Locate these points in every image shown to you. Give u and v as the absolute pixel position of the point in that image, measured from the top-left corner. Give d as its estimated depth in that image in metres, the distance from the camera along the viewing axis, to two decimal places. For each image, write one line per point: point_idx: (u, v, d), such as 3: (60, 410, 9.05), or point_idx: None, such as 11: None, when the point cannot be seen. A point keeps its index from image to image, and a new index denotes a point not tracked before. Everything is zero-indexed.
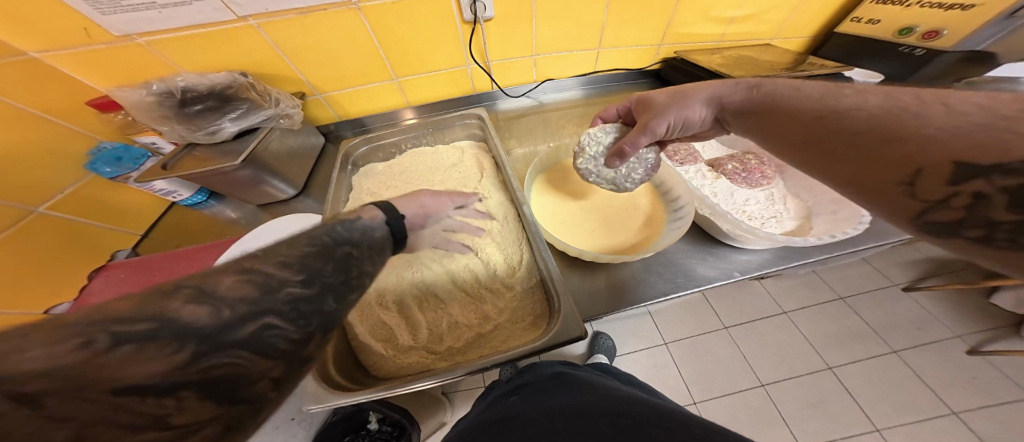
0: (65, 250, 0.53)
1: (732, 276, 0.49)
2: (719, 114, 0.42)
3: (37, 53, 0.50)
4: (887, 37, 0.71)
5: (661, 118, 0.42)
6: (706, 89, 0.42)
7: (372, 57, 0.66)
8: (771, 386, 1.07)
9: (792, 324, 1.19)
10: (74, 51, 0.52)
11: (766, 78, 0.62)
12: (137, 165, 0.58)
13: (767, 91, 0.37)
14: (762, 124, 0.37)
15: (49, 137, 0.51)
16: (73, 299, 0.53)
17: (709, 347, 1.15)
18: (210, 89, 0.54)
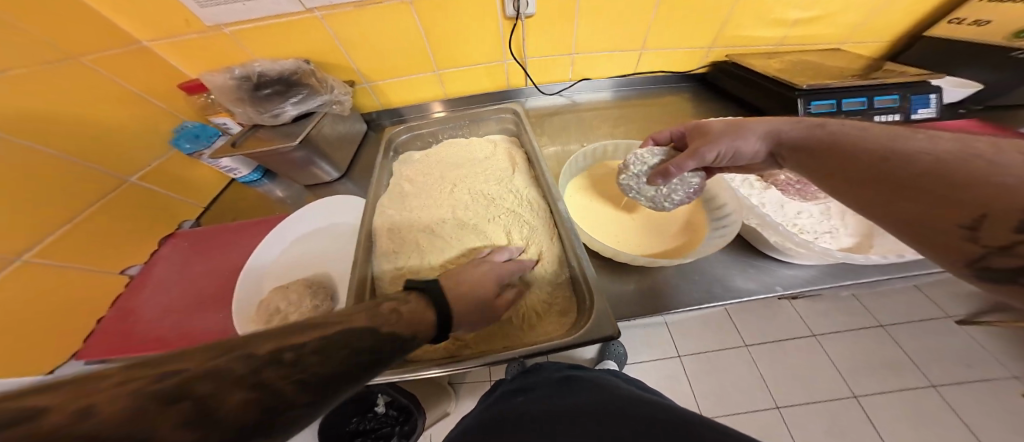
0: (143, 219, 0.59)
1: (775, 290, 0.46)
2: (773, 149, 0.39)
3: (146, 42, 0.59)
4: (995, 40, 0.61)
5: (711, 145, 0.40)
6: (765, 123, 0.39)
7: (418, 50, 0.69)
8: (787, 410, 1.00)
9: (821, 348, 1.09)
10: (175, 40, 0.60)
11: (833, 84, 0.57)
12: (210, 143, 0.64)
13: (830, 131, 0.34)
14: (813, 163, 0.34)
15: (143, 114, 0.59)
16: (142, 263, 0.58)
17: (727, 364, 1.08)
18: (279, 75, 0.61)
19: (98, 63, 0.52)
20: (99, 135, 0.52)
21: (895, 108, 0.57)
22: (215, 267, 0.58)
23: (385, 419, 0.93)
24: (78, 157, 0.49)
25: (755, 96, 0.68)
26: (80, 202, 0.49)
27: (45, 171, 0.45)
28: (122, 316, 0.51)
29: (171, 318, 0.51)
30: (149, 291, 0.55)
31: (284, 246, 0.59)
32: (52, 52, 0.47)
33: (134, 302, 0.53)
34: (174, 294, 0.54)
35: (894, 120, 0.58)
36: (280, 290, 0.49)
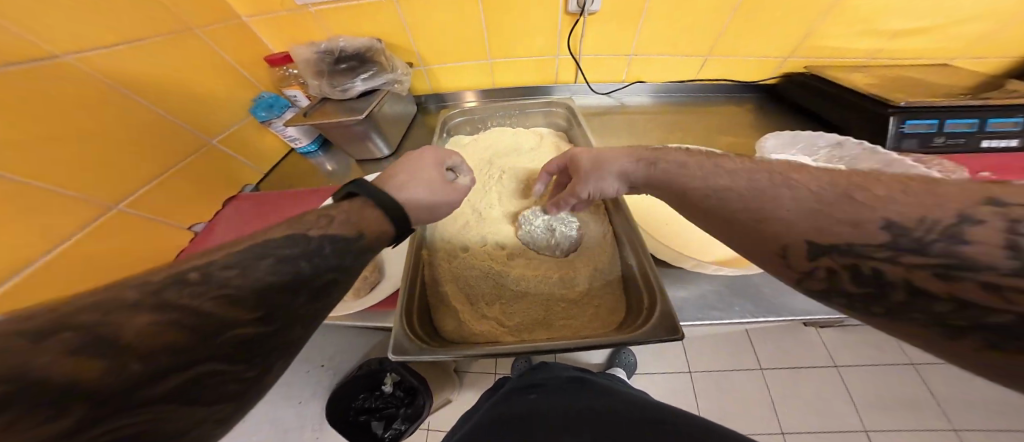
0: (216, 180, 0.64)
1: (839, 314, 0.42)
2: (634, 177, 0.35)
3: (247, 18, 0.66)
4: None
5: (589, 164, 0.38)
6: (617, 159, 0.36)
7: (480, 38, 0.70)
8: (793, 437, 0.91)
9: (838, 379, 0.98)
10: (269, 17, 0.66)
11: (944, 101, 0.50)
12: (281, 113, 0.69)
13: (671, 168, 0.31)
14: (667, 198, 0.32)
15: (231, 83, 0.65)
16: (207, 221, 0.61)
17: (738, 386, 1.00)
18: (355, 51, 0.65)
19: (206, 35, 0.59)
20: (189, 101, 0.57)
21: (1016, 133, 0.52)
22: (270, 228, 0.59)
23: (390, 400, 0.95)
24: (175, 115, 0.55)
25: (836, 110, 0.62)
26: (169, 160, 0.54)
27: (141, 124, 0.50)
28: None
29: None
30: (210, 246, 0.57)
31: None
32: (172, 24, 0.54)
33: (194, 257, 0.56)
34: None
35: (1009, 146, 0.53)
36: None
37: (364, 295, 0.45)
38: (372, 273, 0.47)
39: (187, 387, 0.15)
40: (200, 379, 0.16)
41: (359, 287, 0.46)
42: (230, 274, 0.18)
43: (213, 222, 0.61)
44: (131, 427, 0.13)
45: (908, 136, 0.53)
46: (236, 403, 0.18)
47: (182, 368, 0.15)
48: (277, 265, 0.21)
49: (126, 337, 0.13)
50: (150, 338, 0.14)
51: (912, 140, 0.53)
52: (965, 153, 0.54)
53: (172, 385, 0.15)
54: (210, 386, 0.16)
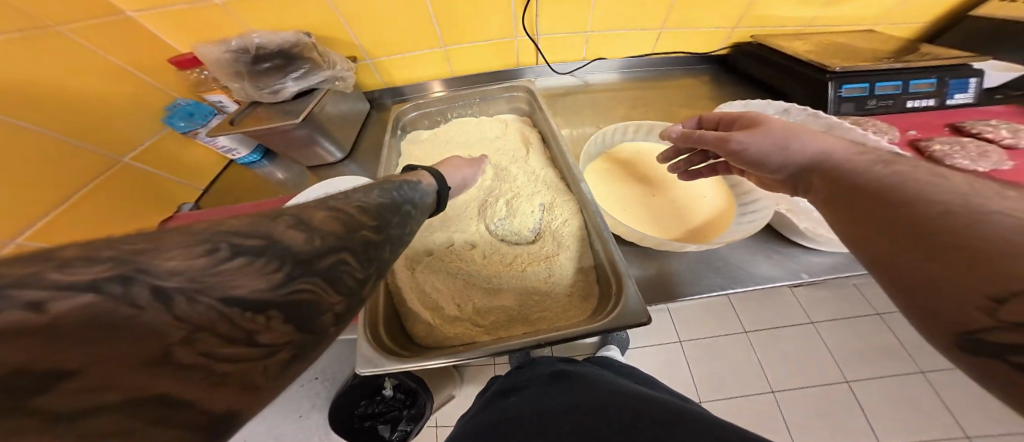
0: (140, 202, 0.56)
1: (798, 277, 0.45)
2: (800, 172, 0.33)
3: (133, 13, 0.55)
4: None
5: (754, 140, 0.35)
6: (817, 141, 0.32)
7: (425, 24, 0.64)
8: (782, 393, 1.02)
9: (817, 335, 1.10)
10: (166, 11, 0.56)
11: (862, 68, 0.55)
12: (206, 122, 0.61)
13: (876, 171, 0.27)
14: (829, 196, 0.29)
15: (133, 90, 0.56)
16: None
17: (724, 350, 1.10)
18: (278, 48, 0.58)
19: (79, 33, 0.49)
20: (77, 114, 0.48)
21: (931, 93, 0.58)
22: None
23: (393, 403, 0.92)
24: (66, 135, 0.47)
25: (779, 79, 0.65)
26: (67, 186, 0.46)
27: (21, 148, 0.42)
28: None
29: None
30: None
31: None
32: (29, 22, 0.44)
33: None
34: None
35: (928, 105, 0.59)
36: None
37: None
38: None
39: (337, 268, 0.19)
40: (302, 292, 0.17)
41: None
42: (292, 228, 0.18)
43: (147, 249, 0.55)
44: (257, 317, 0.14)
45: (846, 100, 0.57)
46: (362, 300, 0.21)
47: (290, 274, 0.16)
48: (348, 211, 0.23)
49: (229, 254, 0.15)
50: (254, 264, 0.15)
51: (850, 103, 0.57)
52: (892, 113, 0.59)
53: (284, 290, 0.16)
54: (310, 300, 0.17)
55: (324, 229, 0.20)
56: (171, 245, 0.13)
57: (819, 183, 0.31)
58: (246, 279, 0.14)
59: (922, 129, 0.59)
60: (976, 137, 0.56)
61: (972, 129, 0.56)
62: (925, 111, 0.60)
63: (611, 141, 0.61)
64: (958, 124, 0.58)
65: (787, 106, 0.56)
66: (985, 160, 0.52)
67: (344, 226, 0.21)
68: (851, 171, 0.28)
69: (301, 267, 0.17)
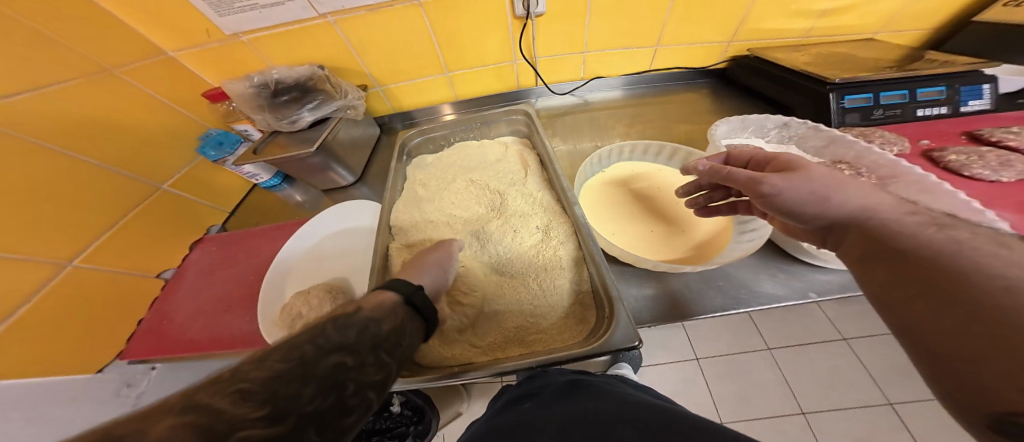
0: (177, 223, 0.61)
1: (807, 297, 0.44)
2: (836, 223, 0.30)
3: (173, 52, 0.61)
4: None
5: (789, 186, 0.31)
6: (860, 195, 0.29)
7: (428, 52, 0.69)
8: (814, 416, 0.94)
9: (850, 352, 1.02)
10: (198, 49, 0.62)
11: (865, 78, 0.55)
12: (233, 150, 0.66)
13: (925, 236, 0.23)
14: (874, 256, 0.26)
15: (173, 123, 0.61)
16: (176, 267, 0.60)
17: (746, 367, 1.04)
18: (295, 81, 0.63)
19: (129, 75, 0.55)
20: (129, 145, 0.54)
21: (942, 101, 0.57)
22: (242, 271, 0.59)
23: (400, 419, 0.91)
24: (118, 168, 0.52)
25: (781, 90, 0.64)
26: (121, 211, 0.52)
27: (85, 176, 0.47)
28: (158, 319, 0.52)
29: (202, 320, 0.52)
30: (182, 294, 0.56)
31: (307, 247, 0.60)
32: (90, 65, 0.50)
33: (170, 305, 0.54)
34: (205, 297, 0.55)
35: (940, 113, 0.58)
36: (301, 296, 0.50)
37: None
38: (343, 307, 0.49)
39: None
40: None
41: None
42: (159, 430, 0.12)
43: (182, 268, 0.60)
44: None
45: (850, 110, 0.57)
46: None
47: None
48: (237, 402, 0.15)
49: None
50: None
51: (855, 114, 0.57)
52: (902, 122, 0.59)
53: None
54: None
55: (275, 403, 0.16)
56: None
57: (858, 240, 0.28)
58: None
59: (936, 138, 0.58)
60: (996, 146, 0.53)
61: (992, 138, 0.54)
62: (937, 118, 0.59)
63: (611, 162, 0.63)
64: (976, 133, 0.56)
65: (788, 119, 0.58)
66: (1009, 170, 0.49)
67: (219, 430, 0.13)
68: (894, 232, 0.25)
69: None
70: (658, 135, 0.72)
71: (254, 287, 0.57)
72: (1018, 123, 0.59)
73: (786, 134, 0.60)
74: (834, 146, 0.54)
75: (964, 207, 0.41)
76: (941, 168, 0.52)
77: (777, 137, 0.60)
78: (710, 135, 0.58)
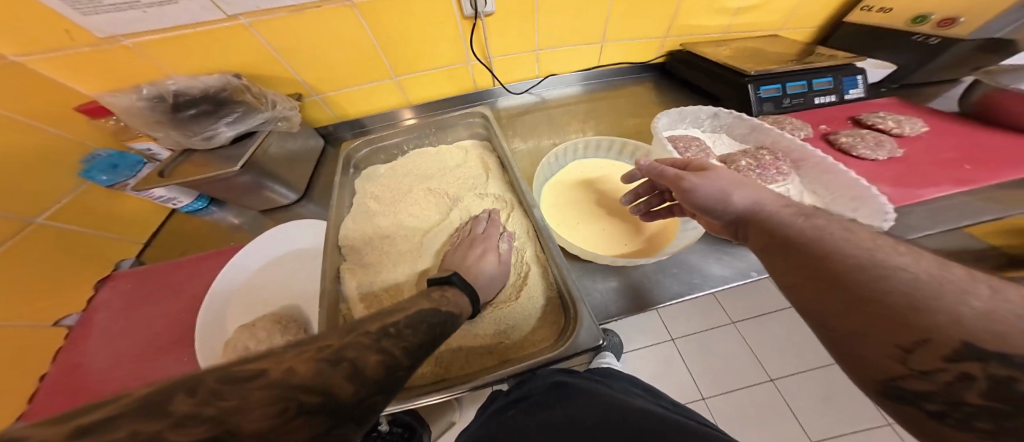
0: (68, 263, 0.53)
1: (749, 275, 0.49)
2: (738, 219, 0.34)
3: (18, 57, 0.47)
4: (899, 26, 0.68)
5: (702, 183, 0.36)
6: (752, 192, 0.34)
7: (371, 56, 0.64)
8: (781, 381, 1.06)
9: (799, 317, 1.17)
10: (57, 54, 0.49)
11: (772, 71, 0.63)
12: (134, 172, 0.57)
13: (798, 226, 0.28)
14: (760, 238, 0.31)
15: (45, 143, 0.50)
16: (82, 311, 0.54)
17: (715, 342, 1.15)
18: (203, 92, 0.55)
19: None
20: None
21: (830, 90, 0.67)
22: (168, 308, 0.54)
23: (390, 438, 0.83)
24: None
25: (708, 82, 0.71)
26: None
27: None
28: (69, 372, 0.49)
29: (124, 366, 0.49)
30: (95, 341, 0.52)
31: (245, 276, 0.54)
32: None
33: (80, 356, 0.50)
34: (121, 342, 0.52)
35: (830, 100, 0.68)
36: (246, 329, 0.46)
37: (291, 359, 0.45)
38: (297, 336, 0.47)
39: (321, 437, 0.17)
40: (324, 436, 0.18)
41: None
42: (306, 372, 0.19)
43: (91, 310, 0.55)
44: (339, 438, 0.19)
45: (766, 99, 0.64)
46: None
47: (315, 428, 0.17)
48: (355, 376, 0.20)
49: (344, 382, 0.20)
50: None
51: (769, 102, 0.64)
52: (805, 109, 0.67)
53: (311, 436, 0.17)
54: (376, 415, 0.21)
55: (396, 349, 0.25)
56: (307, 380, 0.18)
57: (756, 232, 0.31)
58: (347, 400, 0.19)
59: (831, 122, 0.67)
60: (872, 129, 0.64)
61: (869, 121, 0.64)
62: (829, 105, 0.69)
63: (567, 159, 0.65)
64: (857, 118, 0.66)
65: (716, 110, 0.64)
66: (882, 149, 0.59)
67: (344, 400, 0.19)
68: (779, 222, 0.30)
69: (378, 387, 0.22)
70: (610, 130, 0.75)
71: (183, 325, 0.53)
72: (884, 108, 0.70)
73: (717, 124, 0.65)
74: (755, 133, 0.61)
75: (854, 184, 0.49)
76: (836, 149, 0.61)
77: (710, 127, 0.66)
78: (653, 127, 0.61)
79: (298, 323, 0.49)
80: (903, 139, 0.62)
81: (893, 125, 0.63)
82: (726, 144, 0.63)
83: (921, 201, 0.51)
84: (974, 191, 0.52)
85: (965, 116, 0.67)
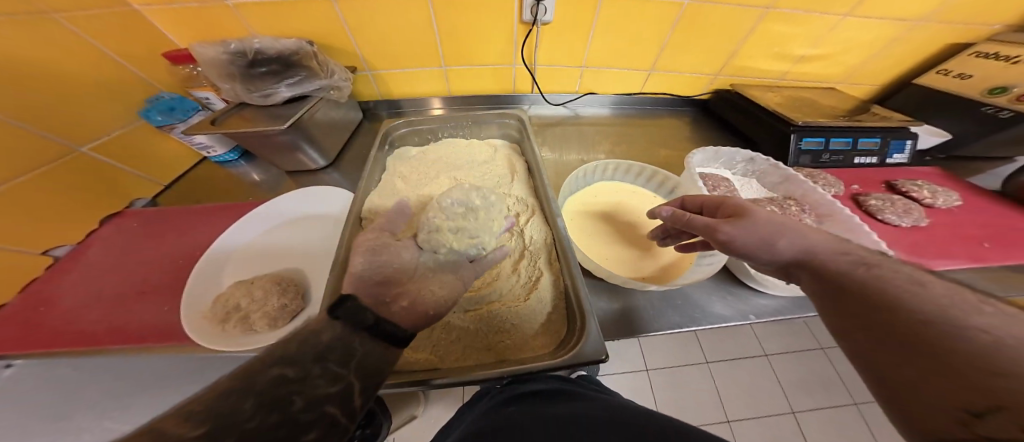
0: (91, 196, 0.53)
1: (747, 318, 0.48)
2: (789, 266, 0.33)
3: (139, 6, 0.56)
4: (974, 95, 0.67)
5: (740, 234, 0.34)
6: (796, 235, 0.33)
7: (429, 43, 0.66)
8: (736, 423, 1.03)
9: (769, 368, 1.13)
10: (169, 9, 0.56)
11: (822, 123, 0.62)
12: (187, 117, 0.60)
13: (857, 275, 0.27)
14: (816, 295, 0.30)
15: (114, 80, 0.54)
16: (75, 243, 0.51)
17: (688, 379, 1.11)
18: (277, 54, 0.58)
19: (77, 25, 0.49)
20: (36, 86, 0.45)
21: (874, 151, 0.66)
22: (166, 251, 0.52)
23: None
24: (15, 119, 0.43)
25: (747, 124, 0.72)
26: (32, 164, 0.45)
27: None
28: (34, 304, 0.44)
29: (99, 308, 0.44)
30: (78, 276, 0.48)
31: (258, 234, 0.54)
32: (26, 6, 0.43)
33: (54, 289, 0.46)
34: (99, 282, 0.47)
35: (871, 162, 0.68)
36: (242, 286, 0.44)
37: (284, 324, 0.41)
38: (293, 301, 0.43)
39: None
40: None
41: (276, 316, 0.41)
42: None
43: (86, 244, 0.52)
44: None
45: (805, 152, 0.64)
46: None
47: None
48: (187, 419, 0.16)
49: None
50: None
51: (807, 155, 0.64)
52: (843, 167, 0.67)
53: None
54: None
55: (181, 422, 0.16)
56: None
57: (810, 280, 0.31)
58: None
59: (864, 183, 0.67)
60: (905, 195, 0.63)
61: (903, 188, 0.64)
62: (868, 166, 0.69)
63: (597, 176, 0.66)
64: (892, 183, 0.66)
65: (753, 155, 0.64)
66: (908, 217, 0.58)
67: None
68: (834, 271, 0.29)
69: None
70: (638, 157, 0.75)
71: (178, 272, 0.50)
72: (924, 177, 0.70)
73: (750, 168, 0.65)
74: (787, 184, 0.61)
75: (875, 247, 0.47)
76: (863, 210, 0.60)
77: (742, 171, 0.66)
78: (686, 162, 0.62)
79: (300, 291, 0.46)
80: (935, 211, 0.61)
81: (928, 195, 0.62)
82: (753, 189, 0.63)
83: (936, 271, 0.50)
84: (986, 269, 0.51)
85: (999, 196, 0.66)
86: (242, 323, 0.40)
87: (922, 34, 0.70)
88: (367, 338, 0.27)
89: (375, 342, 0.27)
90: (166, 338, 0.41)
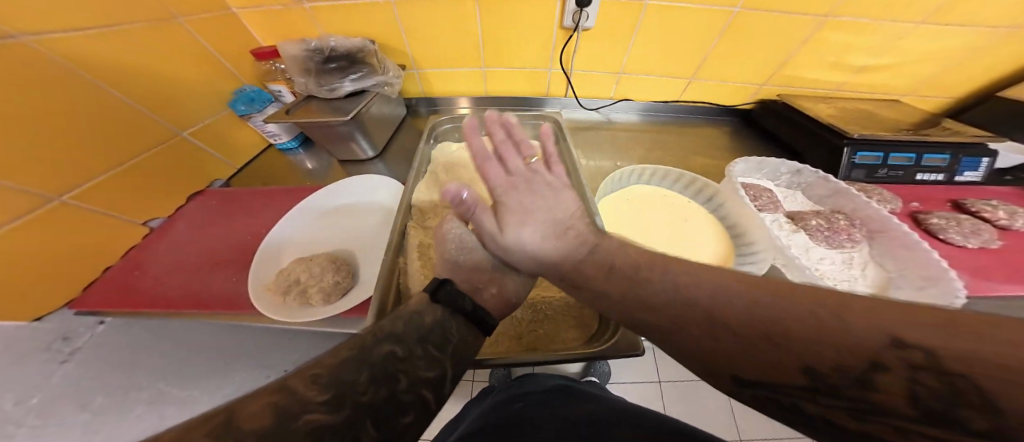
0: (183, 174, 0.61)
1: None
2: None
3: (237, 9, 0.65)
4: None
5: None
6: None
7: (473, 45, 0.70)
8: None
9: None
10: (258, 10, 0.65)
11: (883, 137, 0.58)
12: (263, 108, 0.68)
13: None
14: None
15: (210, 76, 0.63)
16: (165, 217, 0.59)
17: (701, 394, 1.03)
18: (347, 52, 0.64)
19: (192, 25, 0.58)
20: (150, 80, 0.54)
21: (941, 168, 0.60)
22: (239, 227, 0.59)
23: None
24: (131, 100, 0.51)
25: (796, 137, 0.69)
26: (141, 147, 0.54)
27: (75, 91, 0.45)
28: (129, 269, 0.52)
29: (181, 274, 0.51)
30: (166, 245, 0.56)
31: (317, 215, 0.60)
32: (159, 11, 0.53)
33: (145, 256, 0.54)
34: (182, 252, 0.55)
35: (936, 179, 0.62)
36: (303, 262, 0.48)
37: (336, 300, 0.46)
38: (345, 278, 0.48)
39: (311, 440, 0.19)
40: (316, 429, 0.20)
41: (331, 292, 0.45)
42: (255, 408, 0.20)
43: (173, 218, 0.60)
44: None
45: (859, 166, 0.60)
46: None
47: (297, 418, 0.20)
48: (309, 384, 0.22)
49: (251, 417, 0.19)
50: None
51: (861, 170, 0.60)
52: (901, 182, 0.62)
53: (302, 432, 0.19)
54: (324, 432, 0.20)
55: (309, 386, 0.22)
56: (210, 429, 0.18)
57: None
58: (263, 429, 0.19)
59: (925, 201, 0.62)
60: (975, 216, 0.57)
61: (972, 208, 0.58)
62: (932, 184, 0.63)
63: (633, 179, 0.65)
64: (960, 202, 0.60)
65: (801, 167, 0.60)
66: (976, 237, 0.52)
67: (289, 414, 0.20)
68: None
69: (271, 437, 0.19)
70: (672, 163, 0.74)
71: (246, 248, 0.56)
72: (1000, 197, 0.63)
73: (795, 180, 0.62)
74: (836, 197, 0.57)
75: (934, 264, 0.44)
76: (921, 229, 0.55)
77: (787, 182, 0.63)
78: (727, 171, 0.60)
79: (349, 269, 0.50)
80: (1012, 233, 0.54)
81: (1003, 216, 0.55)
82: (799, 202, 0.60)
83: (999, 295, 0.46)
84: None
85: None
86: (302, 295, 0.45)
87: (1005, 45, 0.64)
88: (463, 322, 0.34)
89: (466, 327, 0.33)
90: (236, 306, 0.47)
